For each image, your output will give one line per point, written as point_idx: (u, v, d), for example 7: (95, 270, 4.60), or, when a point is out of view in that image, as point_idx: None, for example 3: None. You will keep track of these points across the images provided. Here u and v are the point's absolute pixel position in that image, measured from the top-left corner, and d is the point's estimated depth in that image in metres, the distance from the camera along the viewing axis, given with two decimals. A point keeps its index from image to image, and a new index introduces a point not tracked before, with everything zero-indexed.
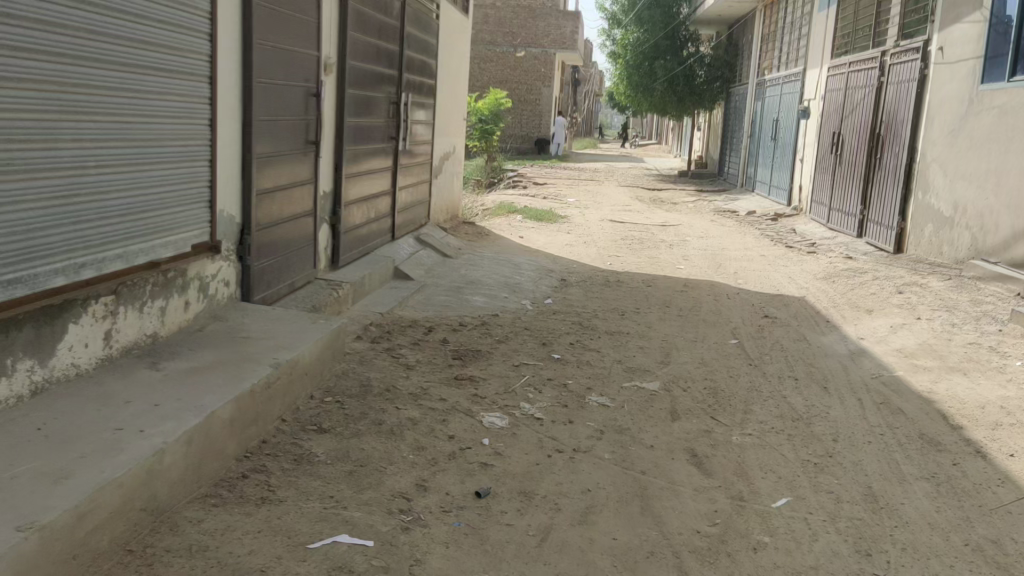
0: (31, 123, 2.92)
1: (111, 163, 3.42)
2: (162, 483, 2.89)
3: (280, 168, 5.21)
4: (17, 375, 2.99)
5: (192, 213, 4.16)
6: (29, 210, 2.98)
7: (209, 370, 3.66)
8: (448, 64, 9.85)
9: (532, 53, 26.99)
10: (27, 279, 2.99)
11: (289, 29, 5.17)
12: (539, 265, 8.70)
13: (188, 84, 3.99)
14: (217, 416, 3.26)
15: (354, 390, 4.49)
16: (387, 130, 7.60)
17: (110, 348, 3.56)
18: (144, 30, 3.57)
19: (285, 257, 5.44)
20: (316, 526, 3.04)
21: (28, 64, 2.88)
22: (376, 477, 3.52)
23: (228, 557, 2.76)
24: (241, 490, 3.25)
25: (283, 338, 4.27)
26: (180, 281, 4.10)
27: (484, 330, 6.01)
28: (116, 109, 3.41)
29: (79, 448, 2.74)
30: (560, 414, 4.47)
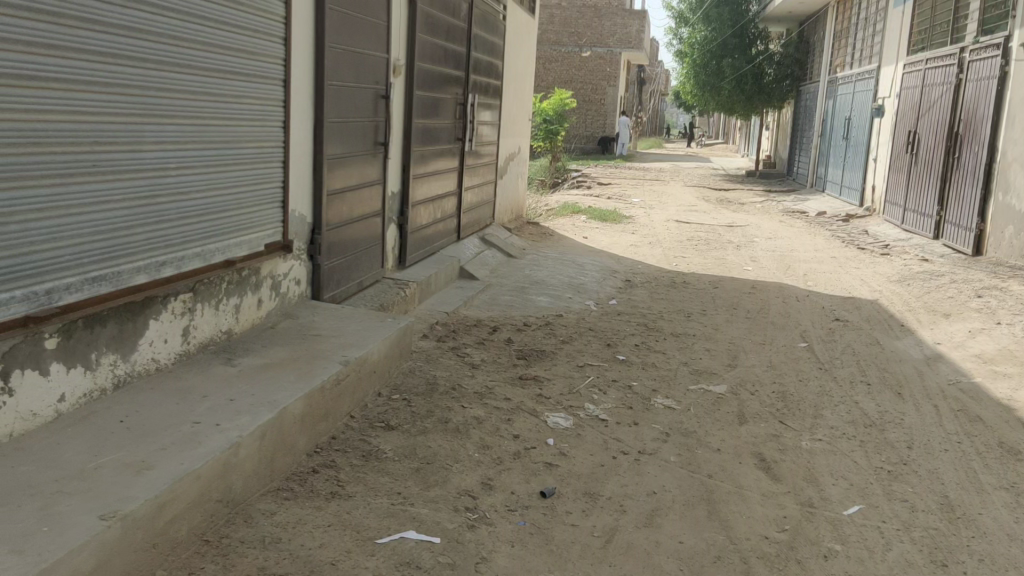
0: (116, 125, 3.03)
1: (191, 165, 3.54)
2: (237, 476, 2.97)
3: (349, 169, 5.31)
4: (101, 368, 3.11)
5: (266, 213, 4.26)
6: (115, 210, 3.09)
7: (281, 367, 3.75)
8: (514, 65, 9.89)
9: (597, 52, 26.90)
10: (112, 276, 3.11)
11: (360, 32, 5.26)
12: (604, 266, 8.67)
13: (263, 87, 4.09)
14: (289, 411, 3.33)
15: (420, 388, 4.55)
16: (454, 131, 7.67)
17: (188, 344, 3.68)
18: (222, 35, 3.68)
19: (354, 256, 5.54)
20: (384, 522, 3.09)
21: (114, 68, 2.99)
22: (442, 474, 3.56)
23: (300, 550, 2.83)
24: (311, 484, 3.33)
25: (352, 336, 4.35)
26: (253, 279, 4.20)
27: (549, 330, 6.02)
28: (195, 112, 3.52)
29: (159, 441, 2.84)
30: (625, 416, 4.45)
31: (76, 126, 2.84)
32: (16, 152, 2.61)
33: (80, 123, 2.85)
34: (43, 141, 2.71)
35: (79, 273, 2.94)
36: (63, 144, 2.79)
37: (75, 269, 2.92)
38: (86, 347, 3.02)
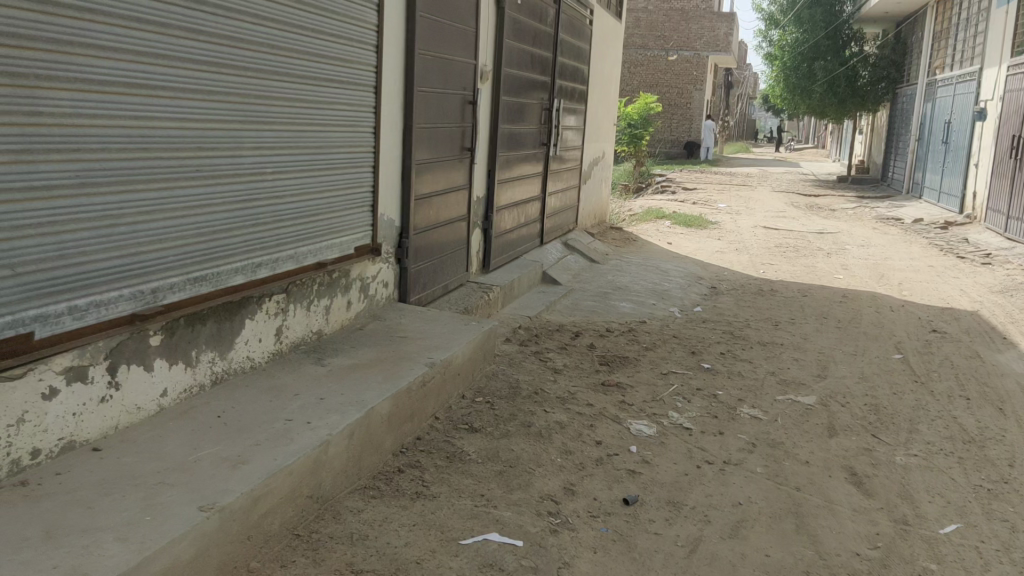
0: (218, 132, 3.15)
1: (287, 170, 3.65)
2: (327, 472, 3.05)
3: (437, 174, 5.39)
4: (201, 365, 3.24)
5: (356, 217, 4.37)
6: (216, 213, 3.21)
7: (369, 367, 3.84)
8: (599, 70, 9.87)
9: (684, 56, 26.58)
10: (212, 277, 3.23)
11: (449, 39, 5.34)
12: (688, 272, 8.57)
13: (355, 93, 4.20)
14: (376, 411, 3.41)
15: (503, 392, 4.58)
16: (539, 136, 7.71)
17: (281, 343, 3.80)
18: (318, 44, 3.79)
19: (439, 260, 5.61)
20: (468, 523, 3.13)
21: (217, 77, 3.11)
22: (526, 478, 3.58)
23: (387, 547, 2.89)
24: (397, 483, 3.39)
25: (438, 338, 4.41)
26: (343, 281, 4.31)
27: (632, 337, 5.98)
28: (292, 118, 3.64)
29: (254, 436, 2.95)
30: (710, 425, 4.39)
31: (181, 133, 2.96)
32: (128, 157, 2.73)
33: (185, 130, 2.97)
34: (152, 148, 2.82)
35: (182, 274, 3.06)
36: (169, 149, 2.90)
37: (178, 270, 3.04)
38: (187, 344, 3.15)
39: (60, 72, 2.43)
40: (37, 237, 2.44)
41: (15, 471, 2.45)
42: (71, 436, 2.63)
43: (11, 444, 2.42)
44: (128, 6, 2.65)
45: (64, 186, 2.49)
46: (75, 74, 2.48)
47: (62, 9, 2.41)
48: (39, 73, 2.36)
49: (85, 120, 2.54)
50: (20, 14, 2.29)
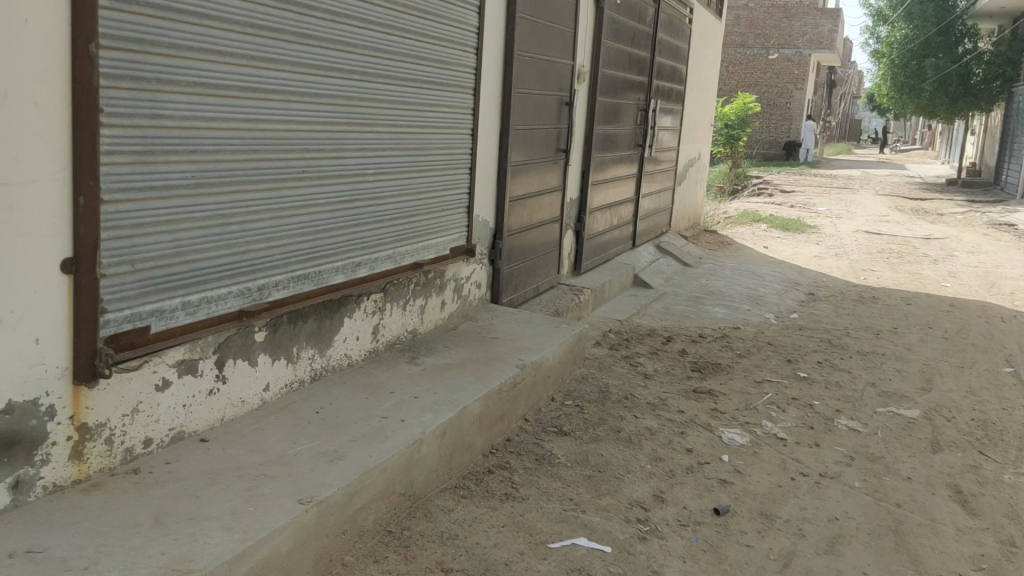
0: (323, 134, 3.25)
1: (387, 171, 3.74)
2: (419, 471, 3.11)
3: (531, 176, 5.42)
4: (301, 361, 3.35)
5: (452, 217, 4.43)
6: (319, 214, 3.31)
7: (461, 368, 3.89)
8: (697, 70, 9.73)
9: (785, 54, 25.92)
10: (314, 275, 3.34)
11: (548, 40, 5.36)
12: (785, 278, 8.37)
13: (455, 95, 4.26)
14: (468, 412, 3.45)
15: (593, 396, 4.57)
16: (634, 137, 7.66)
17: (377, 341, 3.89)
18: (420, 48, 3.85)
19: (532, 261, 5.65)
20: (557, 527, 3.14)
21: (324, 80, 3.20)
22: (615, 483, 3.57)
23: (476, 548, 2.93)
24: (487, 484, 3.43)
25: (529, 340, 4.43)
26: (437, 281, 4.38)
27: (726, 342, 5.88)
28: (393, 120, 3.71)
29: (350, 433, 3.03)
30: (806, 436, 4.28)
31: (289, 137, 3.06)
32: (239, 160, 2.83)
33: (293, 133, 3.08)
34: (262, 150, 2.93)
35: (286, 272, 3.17)
36: (277, 152, 3.01)
37: (283, 268, 3.15)
38: (289, 341, 3.26)
39: (179, 76, 2.54)
40: (155, 236, 2.55)
41: (129, 458, 2.58)
42: (180, 427, 2.76)
43: (125, 433, 2.56)
44: (244, 12, 2.76)
45: (179, 186, 2.60)
46: (192, 78, 2.59)
47: (184, 16, 2.52)
48: (160, 76, 2.47)
49: (200, 123, 2.65)
50: (146, 21, 2.40)
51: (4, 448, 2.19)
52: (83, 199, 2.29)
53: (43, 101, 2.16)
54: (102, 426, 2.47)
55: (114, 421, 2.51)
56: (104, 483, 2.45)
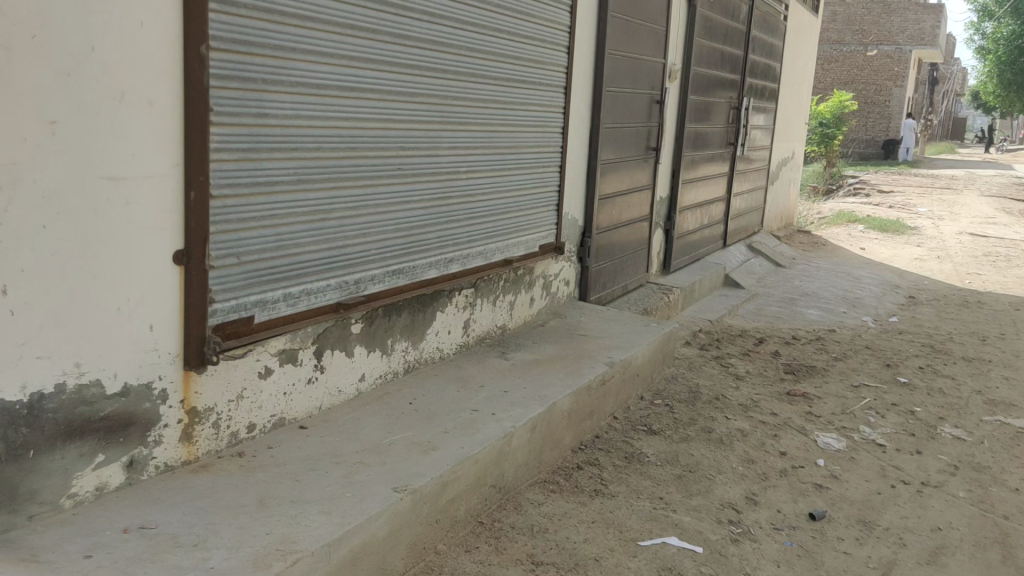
0: (418, 133, 3.30)
1: (479, 170, 3.77)
2: (510, 464, 3.13)
3: (621, 174, 5.38)
4: (395, 353, 3.42)
5: (542, 215, 4.43)
6: (414, 210, 3.36)
7: (550, 364, 3.89)
8: (792, 67, 9.50)
9: (884, 51, 25.10)
10: (409, 270, 3.39)
11: (639, 39, 5.32)
12: (884, 280, 8.10)
13: (546, 94, 4.26)
14: (558, 408, 3.46)
15: (683, 395, 4.52)
16: (726, 136, 7.53)
17: (467, 336, 3.94)
18: (513, 48, 3.88)
19: (621, 260, 5.62)
20: (647, 525, 3.11)
21: (419, 79, 3.25)
22: (706, 484, 3.52)
23: (566, 542, 2.93)
24: (576, 479, 3.43)
25: (619, 338, 4.41)
26: (527, 277, 4.40)
27: (820, 345, 5.73)
28: (485, 119, 3.74)
29: (443, 424, 3.07)
30: (906, 443, 4.13)
31: (386, 134, 3.11)
32: (338, 156, 2.90)
33: (390, 131, 3.13)
34: (360, 147, 2.99)
35: (382, 266, 3.23)
36: (375, 149, 3.07)
37: (379, 263, 3.21)
38: (383, 334, 3.33)
39: (284, 77, 2.61)
40: (261, 229, 2.63)
41: (234, 442, 2.68)
42: (281, 414, 2.85)
43: (231, 417, 2.65)
44: (343, 13, 2.82)
45: (282, 183, 2.67)
46: (295, 78, 2.65)
47: (288, 18, 2.59)
48: (265, 77, 2.54)
49: (302, 120, 2.72)
50: (252, 23, 2.47)
51: (120, 428, 2.29)
52: (193, 195, 2.36)
53: (158, 101, 2.24)
54: (210, 410, 2.56)
55: (221, 405, 2.61)
56: (210, 464, 2.55)
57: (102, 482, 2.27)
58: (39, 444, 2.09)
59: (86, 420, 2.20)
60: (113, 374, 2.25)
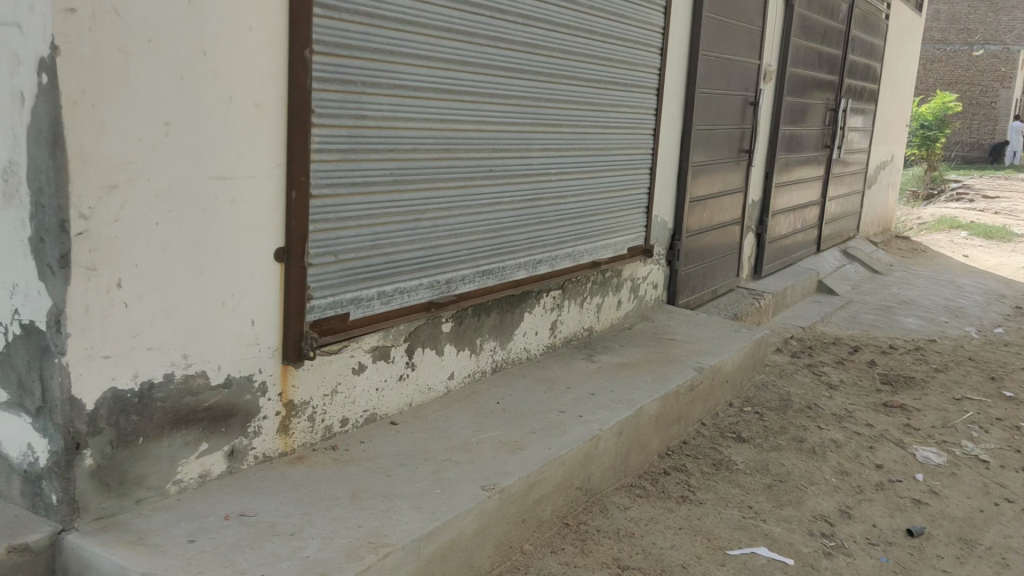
0: (510, 134, 3.32)
1: (570, 171, 3.76)
2: (596, 467, 3.12)
3: (713, 177, 5.30)
4: (483, 352, 3.45)
5: (632, 217, 4.40)
6: (505, 211, 3.38)
7: (637, 367, 3.87)
8: (893, 67, 9.19)
9: (991, 50, 24.02)
10: (498, 271, 3.42)
11: (734, 39, 5.23)
12: (988, 289, 7.75)
13: (639, 95, 4.23)
14: (645, 412, 3.43)
15: (773, 403, 4.42)
16: (821, 139, 7.33)
17: (554, 337, 3.95)
18: (606, 49, 3.86)
19: (710, 263, 5.53)
20: (735, 534, 3.06)
21: (512, 81, 3.27)
22: (797, 495, 3.43)
23: (652, 547, 2.90)
24: (663, 485, 3.40)
25: (708, 343, 4.35)
26: (614, 280, 4.38)
27: (919, 355, 5.52)
28: (577, 121, 3.74)
29: (531, 424, 3.09)
30: (1011, 459, 3.95)
31: (479, 136, 3.14)
32: (432, 157, 2.94)
33: (483, 132, 3.16)
34: (453, 148, 3.03)
35: (472, 266, 3.26)
36: (468, 150, 3.10)
37: (470, 262, 3.24)
38: (473, 333, 3.36)
39: (383, 80, 2.67)
40: (357, 228, 2.68)
41: (328, 435, 2.75)
42: (373, 409, 2.92)
43: (326, 411, 2.73)
44: (440, 16, 2.86)
45: (378, 183, 2.72)
46: (393, 81, 2.71)
47: (386, 22, 2.64)
48: (366, 80, 2.60)
49: (399, 122, 2.77)
50: (352, 26, 2.52)
51: (222, 419, 2.38)
52: (295, 194, 2.42)
53: (264, 103, 2.32)
54: (306, 404, 2.64)
55: (317, 399, 2.68)
56: (306, 456, 2.62)
57: (204, 470, 2.36)
58: (147, 431, 2.18)
59: (191, 410, 2.29)
60: (217, 366, 2.34)
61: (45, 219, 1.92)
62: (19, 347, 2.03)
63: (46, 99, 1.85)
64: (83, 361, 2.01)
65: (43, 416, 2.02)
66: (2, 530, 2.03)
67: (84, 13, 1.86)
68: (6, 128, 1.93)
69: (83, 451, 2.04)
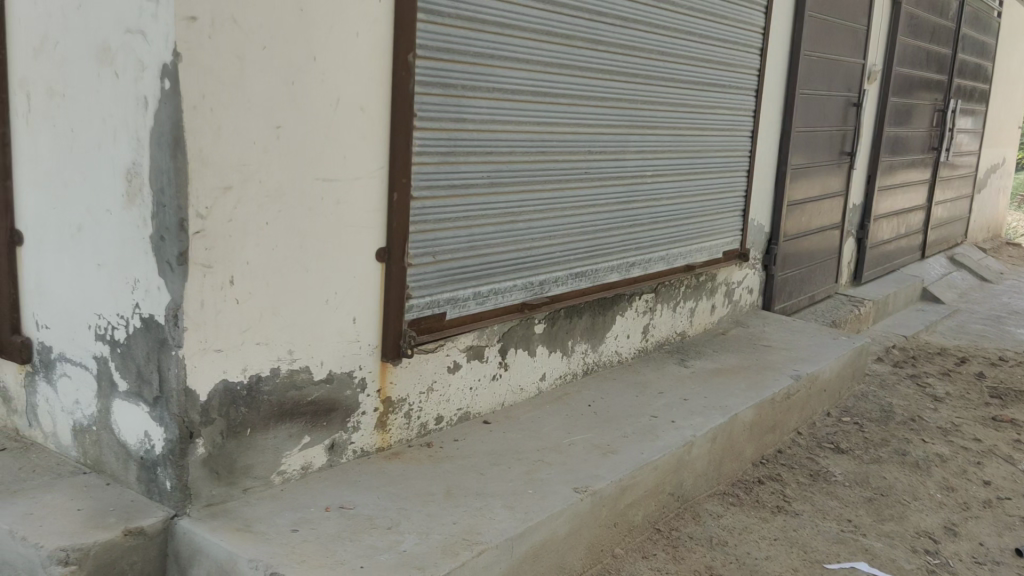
0: (606, 136, 3.31)
1: (666, 174, 3.73)
2: (688, 473, 3.08)
3: (813, 179, 5.17)
4: (575, 354, 3.45)
5: (729, 221, 4.33)
6: (599, 213, 3.38)
7: (731, 373, 3.81)
8: (1007, 66, 8.78)
9: None
10: (591, 273, 3.41)
11: (837, 39, 5.09)
12: None
13: (737, 96, 4.15)
14: (739, 419, 3.37)
15: (874, 414, 4.28)
16: (928, 141, 7.05)
17: (646, 341, 3.92)
18: (706, 50, 3.81)
19: (808, 268, 5.39)
20: (833, 547, 2.97)
21: (609, 84, 3.26)
22: (899, 510, 3.31)
23: (746, 557, 2.85)
24: (757, 494, 3.33)
25: (805, 351, 4.24)
26: (708, 284, 4.33)
27: None
28: (674, 123, 3.71)
29: (622, 428, 3.08)
30: None
31: (575, 138, 3.15)
32: (529, 159, 2.96)
33: (578, 135, 3.16)
34: (549, 150, 3.04)
35: (566, 268, 3.27)
36: (564, 152, 3.11)
37: (564, 264, 3.25)
38: (565, 335, 3.37)
39: (483, 84, 2.70)
40: (455, 230, 2.72)
41: (423, 432, 2.81)
42: (467, 408, 2.96)
43: (422, 409, 2.78)
44: (540, 19, 2.87)
45: (475, 185, 2.76)
46: (493, 84, 2.74)
47: (488, 26, 2.67)
48: (466, 84, 2.64)
49: (497, 125, 2.80)
50: (454, 32, 2.56)
51: (324, 413, 2.45)
52: (396, 196, 2.48)
53: (369, 107, 2.38)
54: (403, 401, 2.69)
55: (413, 397, 2.74)
56: (402, 452, 2.68)
57: (307, 462, 2.43)
58: (255, 423, 2.27)
59: (295, 404, 2.36)
60: (320, 362, 2.41)
61: (165, 218, 2.02)
62: (140, 340, 2.13)
63: (168, 103, 1.95)
64: (197, 354, 2.10)
65: (160, 406, 2.13)
66: (119, 513, 2.14)
67: (204, 21, 1.95)
68: (131, 132, 2.03)
69: (195, 440, 2.14)
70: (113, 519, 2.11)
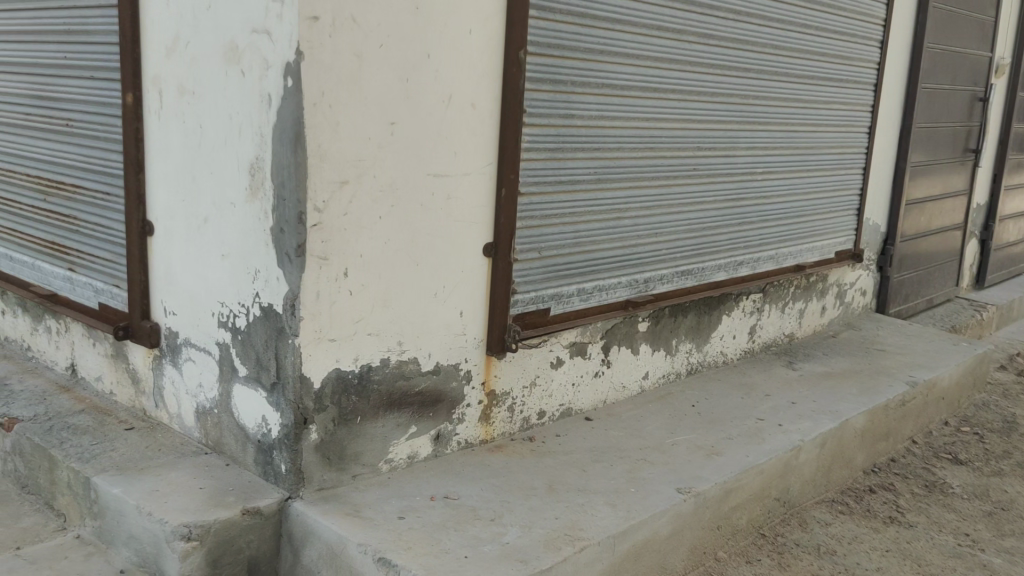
0: (716, 132, 3.25)
1: (777, 171, 3.63)
2: (795, 478, 3.00)
3: (934, 177, 4.94)
4: (679, 353, 3.41)
5: (842, 220, 4.18)
6: (707, 210, 3.32)
7: (842, 378, 3.68)
8: None
9: None
10: (697, 272, 3.36)
11: (964, 30, 4.84)
12: None
13: (855, 91, 4.01)
14: (850, 425, 3.26)
15: (996, 425, 4.06)
16: None
17: (753, 341, 3.83)
18: (822, 44, 3.69)
19: (927, 270, 5.16)
20: (949, 562, 2.84)
21: (720, 79, 3.20)
22: (1022, 525, 3.14)
23: (856, 567, 2.75)
24: (869, 503, 3.21)
25: (922, 356, 4.07)
26: (819, 285, 4.20)
27: None
28: (787, 120, 3.61)
29: (727, 430, 3.02)
30: None
31: (683, 134, 3.10)
32: (636, 155, 2.94)
33: (687, 131, 3.11)
34: (658, 147, 3.01)
35: (671, 266, 3.23)
36: (672, 149, 3.07)
37: (669, 262, 3.21)
38: (669, 333, 3.33)
39: (593, 80, 2.70)
40: (561, 226, 2.73)
41: (526, 426, 2.83)
42: (569, 404, 2.96)
43: (525, 403, 2.80)
44: (651, 15, 2.84)
45: (582, 182, 2.75)
46: (602, 80, 2.72)
47: (599, 22, 2.66)
48: (575, 80, 2.64)
49: (606, 121, 2.78)
50: (565, 28, 2.56)
51: (431, 404, 2.50)
52: (504, 192, 2.50)
53: (480, 103, 2.41)
54: (507, 394, 2.72)
55: (517, 391, 2.76)
56: (504, 446, 2.70)
57: (413, 451, 2.49)
58: (365, 411, 2.33)
59: (403, 394, 2.42)
60: (427, 354, 2.46)
61: (286, 211, 2.10)
62: (259, 327, 2.23)
63: (291, 100, 2.03)
64: (312, 343, 2.18)
65: (277, 392, 2.22)
66: (238, 493, 2.24)
67: (326, 21, 2.02)
68: (255, 128, 2.12)
69: (309, 426, 2.22)
70: (232, 499, 2.21)
